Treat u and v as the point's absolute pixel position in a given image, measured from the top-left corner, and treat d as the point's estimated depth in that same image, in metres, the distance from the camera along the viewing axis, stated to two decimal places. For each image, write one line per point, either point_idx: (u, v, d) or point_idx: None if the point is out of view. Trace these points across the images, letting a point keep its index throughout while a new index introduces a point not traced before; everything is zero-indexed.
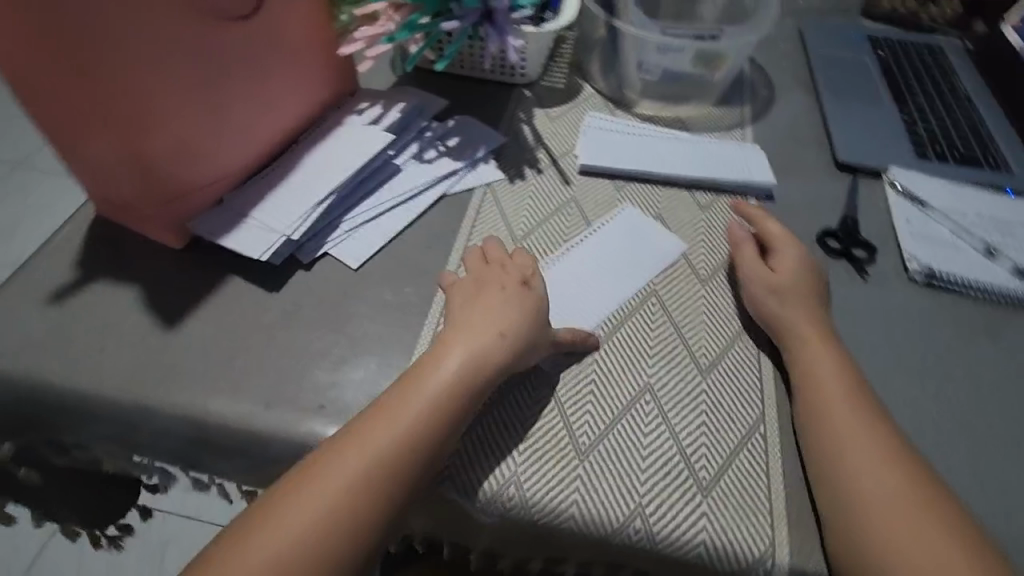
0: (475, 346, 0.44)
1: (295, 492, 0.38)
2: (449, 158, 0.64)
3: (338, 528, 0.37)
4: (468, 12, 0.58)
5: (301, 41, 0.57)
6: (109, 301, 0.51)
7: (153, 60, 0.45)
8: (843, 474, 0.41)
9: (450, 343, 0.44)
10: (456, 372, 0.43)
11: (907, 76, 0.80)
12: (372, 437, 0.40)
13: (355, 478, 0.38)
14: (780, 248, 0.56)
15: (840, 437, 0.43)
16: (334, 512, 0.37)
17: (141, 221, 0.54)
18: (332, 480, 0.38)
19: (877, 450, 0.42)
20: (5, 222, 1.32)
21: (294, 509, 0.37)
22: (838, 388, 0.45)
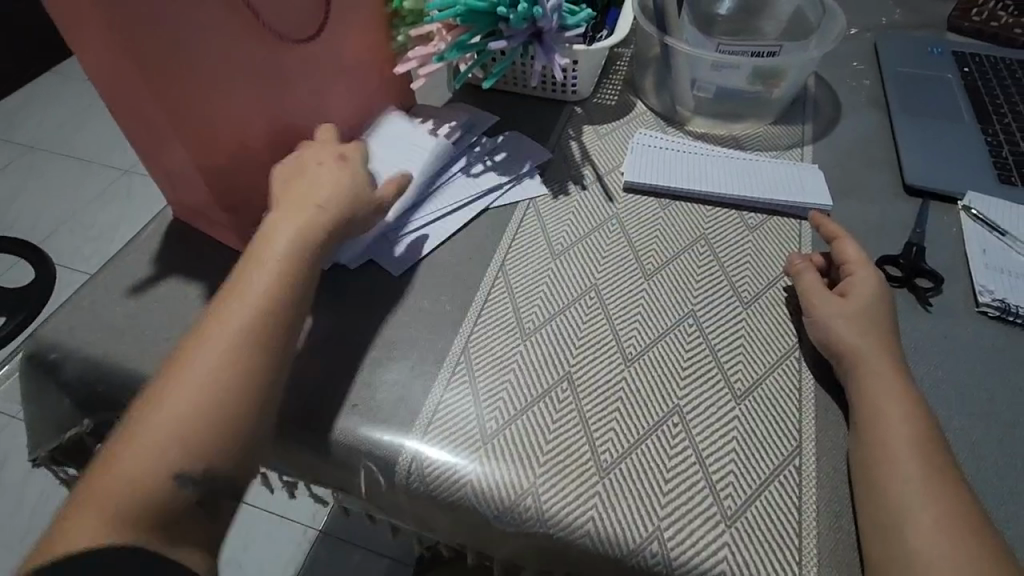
0: (307, 230, 0.49)
1: (169, 394, 0.41)
2: (495, 172, 0.66)
3: (212, 413, 0.41)
4: (516, 33, 0.59)
5: (360, 60, 0.61)
6: (178, 295, 0.56)
7: (224, 80, 0.49)
8: (892, 512, 0.38)
9: (275, 233, 0.48)
10: (283, 248, 0.47)
11: (995, 94, 0.74)
12: (237, 311, 0.44)
13: (234, 336, 0.43)
14: (853, 274, 0.52)
15: (886, 477, 0.40)
16: (207, 387, 0.41)
17: (211, 224, 0.59)
18: (209, 352, 0.42)
19: (931, 492, 0.38)
20: (108, 222, 1.47)
21: (189, 378, 0.41)
22: (888, 424, 0.42)
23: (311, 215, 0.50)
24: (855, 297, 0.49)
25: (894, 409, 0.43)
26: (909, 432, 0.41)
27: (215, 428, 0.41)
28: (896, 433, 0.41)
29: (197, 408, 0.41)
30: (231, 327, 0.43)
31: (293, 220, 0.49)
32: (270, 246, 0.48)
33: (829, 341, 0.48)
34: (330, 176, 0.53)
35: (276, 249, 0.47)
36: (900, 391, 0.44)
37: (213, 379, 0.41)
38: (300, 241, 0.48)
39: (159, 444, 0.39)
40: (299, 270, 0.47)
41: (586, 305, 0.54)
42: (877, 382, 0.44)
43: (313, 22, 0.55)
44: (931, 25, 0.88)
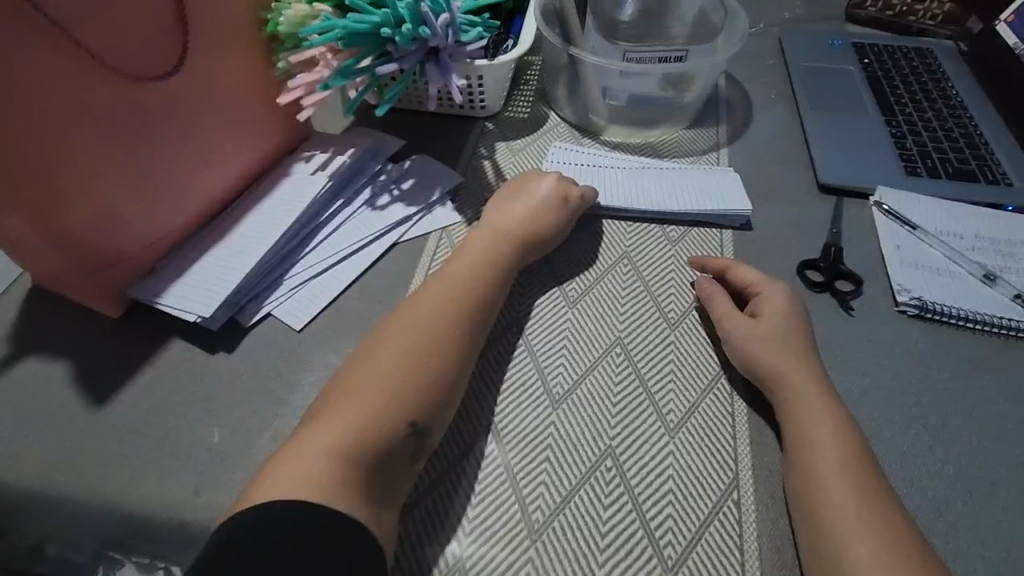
0: (498, 249, 0.51)
1: (344, 396, 0.39)
2: (401, 204, 0.60)
3: (394, 402, 0.39)
4: (407, 54, 0.54)
5: (235, 92, 0.55)
6: (39, 378, 0.49)
7: (58, 130, 0.42)
8: (829, 542, 0.36)
9: (463, 260, 0.49)
10: (471, 269, 0.48)
11: (895, 84, 0.76)
12: (376, 371, 0.40)
13: (372, 393, 0.39)
14: (760, 294, 0.50)
15: (820, 508, 0.38)
16: (413, 382, 0.40)
17: (71, 290, 0.51)
18: (348, 408, 0.38)
19: (868, 514, 0.37)
20: None
21: (347, 400, 0.38)
22: (820, 445, 0.40)
23: (482, 258, 0.49)
24: (772, 317, 0.48)
25: (823, 432, 0.41)
26: (838, 451, 0.40)
27: (389, 420, 0.38)
28: (825, 452, 0.40)
29: (324, 465, 0.35)
30: (379, 379, 0.40)
31: (468, 267, 0.48)
32: (429, 295, 0.46)
33: (756, 362, 0.46)
34: (512, 220, 0.53)
35: (470, 270, 0.48)
36: (825, 409, 0.42)
37: (348, 435, 0.36)
38: (469, 283, 0.47)
39: (343, 440, 0.36)
40: (483, 291, 0.47)
41: (508, 342, 0.50)
42: (803, 403, 0.43)
43: (172, 53, 0.48)
44: (830, 18, 0.90)
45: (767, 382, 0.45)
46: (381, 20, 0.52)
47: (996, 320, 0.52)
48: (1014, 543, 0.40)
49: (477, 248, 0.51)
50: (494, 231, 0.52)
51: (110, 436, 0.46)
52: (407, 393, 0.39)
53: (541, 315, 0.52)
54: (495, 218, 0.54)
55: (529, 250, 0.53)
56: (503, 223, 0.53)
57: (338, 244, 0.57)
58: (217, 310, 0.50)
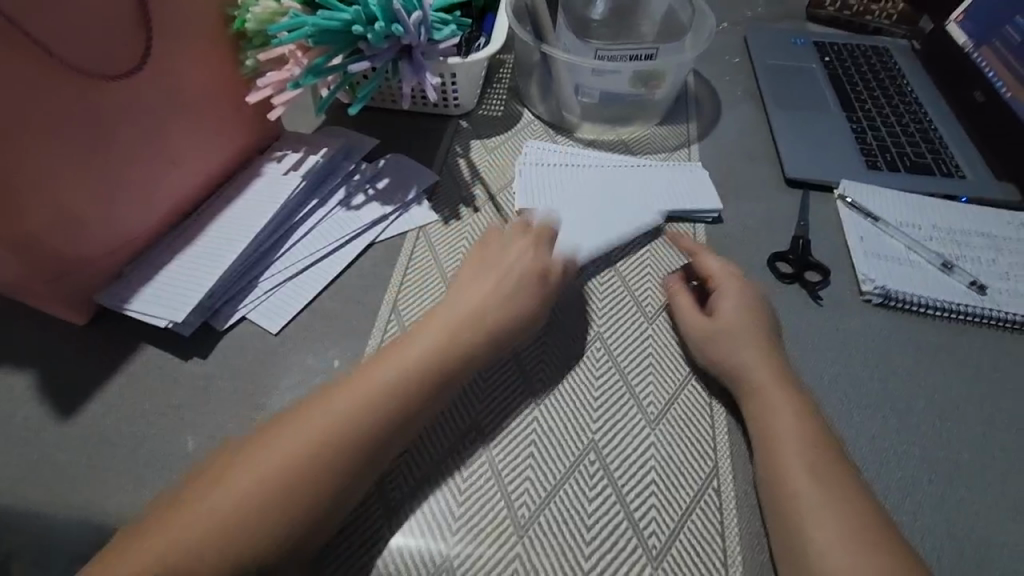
0: (478, 309, 0.45)
1: (271, 442, 0.36)
2: (377, 203, 0.60)
3: (310, 471, 0.35)
4: (379, 52, 0.53)
5: (203, 90, 0.53)
6: (0, 390, 0.47)
7: (15, 130, 0.40)
8: (794, 526, 0.38)
9: (442, 317, 0.44)
10: (444, 331, 0.43)
11: (855, 81, 0.78)
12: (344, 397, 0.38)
13: (327, 430, 0.36)
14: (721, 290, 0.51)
15: (788, 498, 0.39)
16: (337, 447, 0.36)
17: (32, 296, 0.48)
18: (313, 423, 0.36)
19: (830, 498, 0.38)
20: None
21: (278, 443, 0.36)
22: (785, 432, 0.41)
23: (469, 312, 0.44)
24: (728, 315, 0.48)
25: (791, 427, 0.41)
26: (800, 437, 0.41)
27: (301, 490, 0.35)
28: (787, 438, 0.41)
29: (240, 503, 0.33)
30: (342, 408, 0.37)
31: (453, 321, 0.44)
32: (410, 343, 0.42)
33: (730, 354, 0.47)
34: (508, 275, 0.47)
35: (440, 332, 0.43)
36: (793, 403, 0.43)
37: (300, 461, 0.35)
38: (446, 340, 0.42)
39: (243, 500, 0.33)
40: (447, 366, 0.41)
41: None
42: (771, 396, 0.44)
43: (137, 49, 0.47)
44: (792, 17, 0.93)
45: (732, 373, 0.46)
46: (353, 17, 0.51)
47: (954, 307, 0.54)
48: (976, 517, 0.42)
49: (461, 297, 0.46)
50: (477, 287, 0.47)
51: (81, 447, 0.44)
52: (362, 441, 0.37)
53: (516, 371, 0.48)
54: (487, 271, 0.48)
55: (527, 324, 0.47)
56: (502, 279, 0.47)
57: (314, 245, 0.56)
58: (189, 315, 0.49)
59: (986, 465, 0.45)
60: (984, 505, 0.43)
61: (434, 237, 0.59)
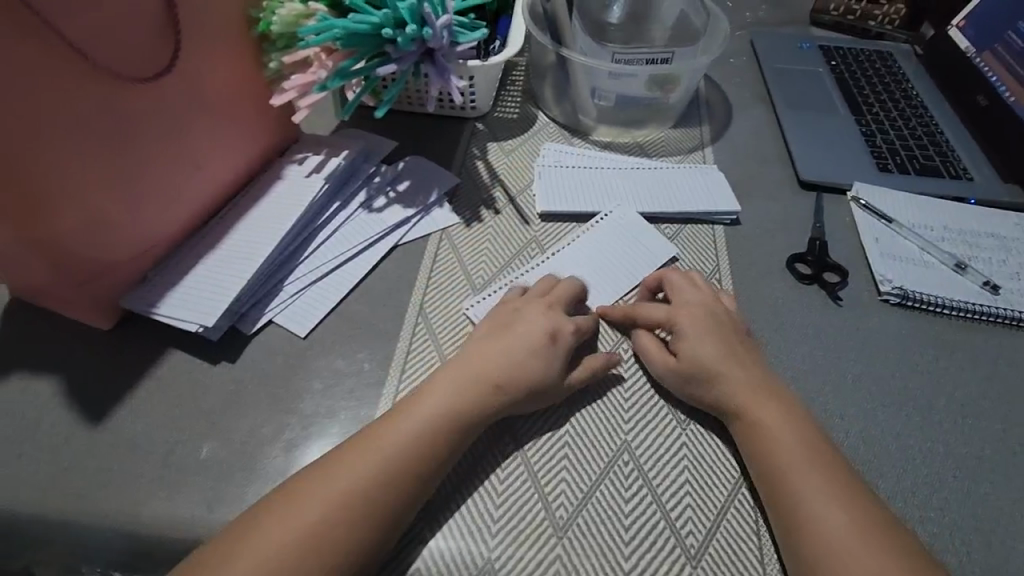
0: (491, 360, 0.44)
1: (298, 496, 0.36)
2: (400, 205, 0.60)
3: (330, 538, 0.35)
4: (404, 54, 0.53)
5: (229, 92, 0.53)
6: (26, 396, 0.46)
7: (45, 132, 0.40)
8: (796, 510, 0.39)
9: (457, 370, 0.44)
10: (454, 387, 0.42)
11: (862, 84, 0.80)
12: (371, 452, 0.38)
13: (350, 492, 0.36)
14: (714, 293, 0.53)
15: (802, 528, 0.38)
16: (356, 507, 0.36)
17: (61, 302, 0.48)
18: (340, 480, 0.37)
19: (828, 484, 0.39)
20: None
21: (305, 501, 0.36)
22: (778, 417, 0.43)
23: (473, 379, 0.43)
24: (690, 352, 0.46)
25: (797, 457, 0.40)
26: (794, 427, 0.42)
27: (327, 554, 0.34)
28: (779, 429, 0.42)
29: (263, 559, 0.34)
30: (367, 468, 0.37)
31: (461, 390, 0.42)
32: (419, 411, 0.41)
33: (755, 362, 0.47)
34: (515, 340, 0.45)
35: (451, 387, 0.42)
36: (797, 431, 0.42)
37: (340, 504, 0.36)
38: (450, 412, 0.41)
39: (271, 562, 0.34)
40: (458, 426, 0.41)
41: None
42: (769, 412, 0.43)
43: (165, 52, 0.46)
44: (796, 21, 0.94)
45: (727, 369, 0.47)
46: (381, 21, 0.52)
47: (969, 307, 0.55)
48: (1000, 512, 0.43)
49: (478, 348, 0.45)
50: (495, 336, 0.46)
51: (111, 453, 0.44)
52: (390, 496, 0.37)
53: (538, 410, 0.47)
54: (494, 335, 0.46)
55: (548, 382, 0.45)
56: (508, 347, 0.45)
57: (338, 247, 0.56)
58: (219, 319, 0.49)
59: (1009, 460, 0.46)
60: (1008, 499, 0.44)
61: (455, 236, 0.59)
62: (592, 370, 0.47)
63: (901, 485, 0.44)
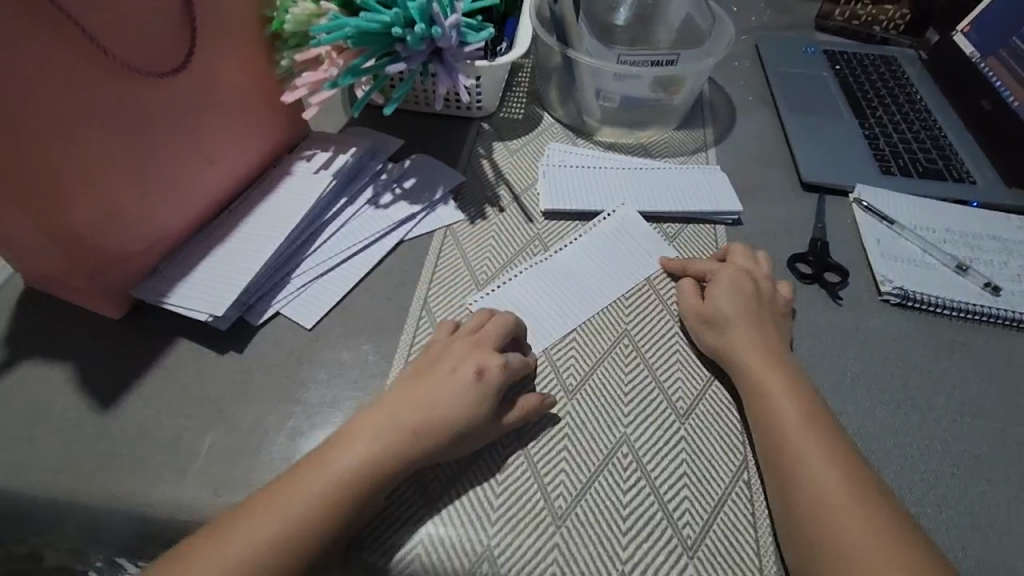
0: (418, 405, 0.41)
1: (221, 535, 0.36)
2: (405, 202, 0.61)
3: None
4: (414, 54, 0.55)
5: (241, 88, 0.55)
6: (40, 382, 0.47)
7: (67, 124, 0.41)
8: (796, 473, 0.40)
9: (381, 414, 0.41)
10: (378, 433, 0.40)
11: (866, 88, 0.80)
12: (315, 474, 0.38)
13: (260, 545, 0.35)
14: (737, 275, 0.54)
15: (797, 497, 0.39)
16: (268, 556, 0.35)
17: (75, 291, 0.49)
18: (251, 534, 0.36)
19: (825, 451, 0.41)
20: None
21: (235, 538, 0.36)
22: (779, 388, 0.45)
23: (396, 426, 0.40)
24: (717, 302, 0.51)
25: (795, 428, 0.42)
26: (795, 400, 0.44)
27: None
28: (782, 402, 0.44)
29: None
30: (278, 522, 0.36)
31: (379, 440, 0.40)
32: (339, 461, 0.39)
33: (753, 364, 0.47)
34: (442, 386, 0.43)
35: (375, 434, 0.40)
36: (814, 432, 0.42)
37: (260, 551, 0.35)
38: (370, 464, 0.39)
39: None
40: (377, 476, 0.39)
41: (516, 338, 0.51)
42: (772, 388, 0.45)
43: (181, 48, 0.48)
44: (801, 26, 0.95)
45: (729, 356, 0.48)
46: (392, 20, 0.53)
47: (970, 307, 0.56)
48: (998, 509, 0.43)
49: (402, 392, 0.43)
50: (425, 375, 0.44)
51: (121, 439, 0.45)
52: (328, 530, 0.37)
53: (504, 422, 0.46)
54: (420, 378, 0.44)
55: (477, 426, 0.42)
56: (433, 394, 0.42)
57: (344, 241, 0.57)
58: (228, 310, 0.50)
59: (1007, 457, 0.46)
60: (1006, 496, 0.44)
61: (461, 232, 0.60)
62: (528, 410, 0.45)
63: (897, 482, 0.44)
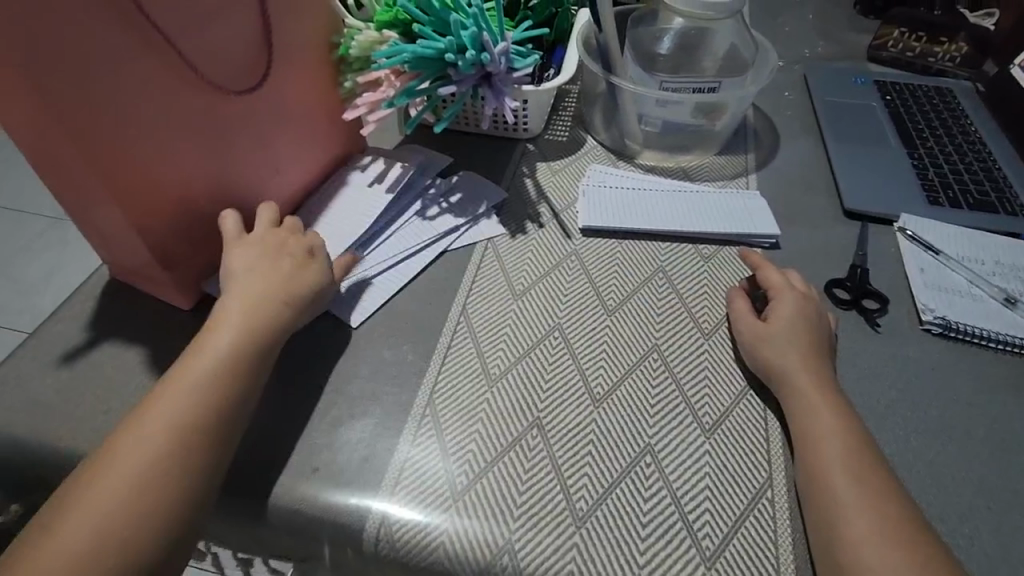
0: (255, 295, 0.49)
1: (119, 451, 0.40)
2: (451, 215, 0.65)
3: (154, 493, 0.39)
4: (464, 78, 0.59)
5: (308, 107, 0.60)
6: (117, 363, 0.53)
7: (161, 132, 0.47)
8: (832, 495, 0.41)
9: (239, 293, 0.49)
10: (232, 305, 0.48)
11: (916, 119, 0.79)
12: (210, 376, 0.43)
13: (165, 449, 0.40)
14: (776, 297, 0.54)
15: (829, 521, 0.40)
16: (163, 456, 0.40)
17: (153, 284, 0.55)
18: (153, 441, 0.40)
19: (860, 477, 0.42)
20: (18, 245, 1.30)
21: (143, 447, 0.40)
22: (826, 414, 0.45)
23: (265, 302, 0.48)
24: (781, 321, 0.51)
25: (834, 454, 0.43)
26: (839, 425, 0.45)
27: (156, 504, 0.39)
28: (826, 431, 0.44)
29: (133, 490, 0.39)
30: (167, 430, 0.41)
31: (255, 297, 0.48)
32: (220, 335, 0.46)
33: (792, 390, 0.47)
34: (278, 262, 0.51)
35: (233, 321, 0.47)
36: (847, 458, 0.43)
37: (159, 461, 0.40)
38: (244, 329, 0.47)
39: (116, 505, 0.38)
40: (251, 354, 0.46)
41: (549, 346, 0.53)
42: (817, 409, 0.46)
43: (258, 70, 0.53)
44: (853, 57, 0.95)
45: (770, 376, 0.49)
46: (446, 46, 0.57)
47: (1017, 341, 0.54)
48: None
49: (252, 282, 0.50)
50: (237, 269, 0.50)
51: None
52: (209, 412, 0.42)
53: (530, 426, 0.48)
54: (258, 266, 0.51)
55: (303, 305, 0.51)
56: (269, 274, 0.50)
57: (393, 247, 0.61)
58: None
59: None
60: None
61: (500, 241, 0.63)
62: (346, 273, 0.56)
63: (927, 511, 0.43)
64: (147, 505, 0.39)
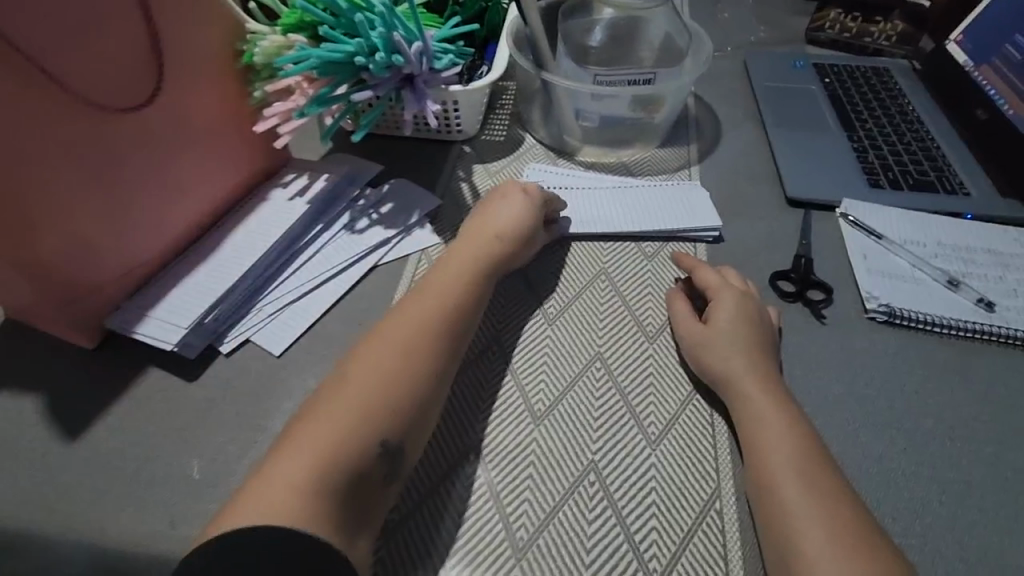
0: (481, 248, 0.52)
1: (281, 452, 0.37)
2: (380, 227, 0.61)
3: (342, 459, 0.37)
4: (380, 81, 0.55)
5: (215, 119, 0.55)
6: (8, 414, 0.48)
7: (30, 158, 0.42)
8: (780, 502, 0.39)
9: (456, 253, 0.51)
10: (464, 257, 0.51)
11: (855, 100, 0.79)
12: (410, 323, 0.44)
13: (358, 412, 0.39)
14: (715, 298, 0.52)
15: (781, 529, 0.38)
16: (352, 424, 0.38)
17: (43, 322, 0.50)
18: (328, 416, 0.38)
19: (811, 478, 0.40)
20: None
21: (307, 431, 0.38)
22: (774, 414, 0.44)
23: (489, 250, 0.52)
24: (722, 321, 0.49)
25: (783, 456, 0.41)
26: (788, 424, 0.43)
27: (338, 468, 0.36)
28: (775, 432, 0.42)
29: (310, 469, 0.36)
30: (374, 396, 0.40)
31: (478, 246, 0.52)
32: (433, 296, 0.47)
33: (739, 392, 0.46)
34: (507, 215, 0.55)
35: (451, 272, 0.49)
36: (797, 460, 0.41)
37: (343, 432, 0.38)
38: (476, 262, 0.51)
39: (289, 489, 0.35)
40: (470, 300, 0.48)
41: (488, 359, 0.50)
42: (766, 409, 0.44)
43: (148, 83, 0.49)
44: (793, 40, 0.94)
45: (716, 379, 0.47)
46: (356, 49, 0.53)
47: (960, 324, 0.54)
48: (985, 543, 0.41)
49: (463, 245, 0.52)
50: (478, 233, 0.53)
51: (85, 468, 0.45)
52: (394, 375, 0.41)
53: (466, 452, 0.45)
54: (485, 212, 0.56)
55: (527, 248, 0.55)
56: (509, 223, 0.55)
57: (317, 264, 0.58)
58: (191, 337, 0.51)
59: (995, 488, 0.44)
60: (995, 528, 0.42)
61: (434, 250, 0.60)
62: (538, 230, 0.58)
63: (876, 511, 0.42)
64: (330, 470, 0.36)
